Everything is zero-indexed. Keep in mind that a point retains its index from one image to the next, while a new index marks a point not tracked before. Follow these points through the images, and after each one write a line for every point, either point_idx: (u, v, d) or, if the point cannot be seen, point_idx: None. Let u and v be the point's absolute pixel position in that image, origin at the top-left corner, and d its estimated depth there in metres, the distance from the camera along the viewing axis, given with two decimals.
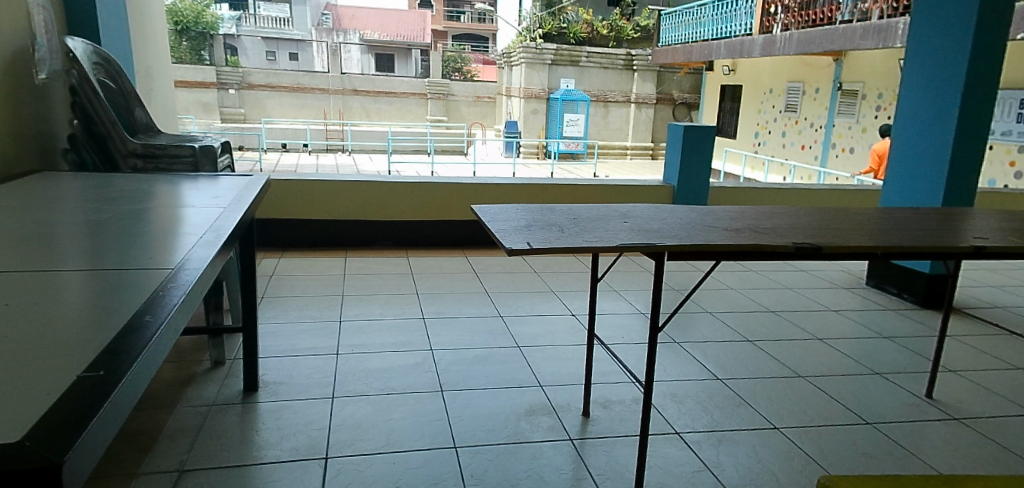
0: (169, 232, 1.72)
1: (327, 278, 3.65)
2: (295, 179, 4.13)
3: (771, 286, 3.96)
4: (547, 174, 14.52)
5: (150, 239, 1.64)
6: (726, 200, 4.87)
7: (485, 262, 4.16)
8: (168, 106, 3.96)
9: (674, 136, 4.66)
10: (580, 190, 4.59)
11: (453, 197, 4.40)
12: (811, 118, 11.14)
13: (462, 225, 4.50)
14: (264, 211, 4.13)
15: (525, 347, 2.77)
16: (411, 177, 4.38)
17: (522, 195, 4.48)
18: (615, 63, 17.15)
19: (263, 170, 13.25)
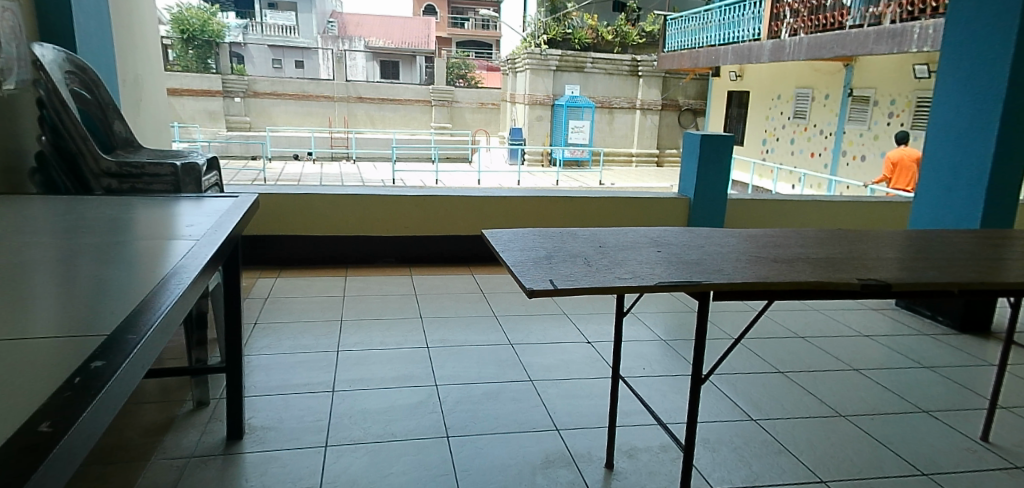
0: (132, 270, 1.48)
1: (325, 300, 3.42)
2: (291, 193, 3.90)
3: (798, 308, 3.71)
4: (553, 182, 14.33)
5: (109, 279, 1.41)
6: (745, 213, 4.63)
7: (492, 280, 3.93)
8: (161, 118, 3.75)
9: (691, 145, 4.42)
10: (596, 203, 4.35)
11: (458, 211, 4.16)
12: (820, 125, 10.86)
13: (468, 240, 4.27)
14: (258, 227, 3.90)
15: (538, 380, 2.54)
16: (414, 190, 4.14)
17: (531, 208, 4.25)
18: (621, 68, 16.93)
19: (266, 179, 13.09)
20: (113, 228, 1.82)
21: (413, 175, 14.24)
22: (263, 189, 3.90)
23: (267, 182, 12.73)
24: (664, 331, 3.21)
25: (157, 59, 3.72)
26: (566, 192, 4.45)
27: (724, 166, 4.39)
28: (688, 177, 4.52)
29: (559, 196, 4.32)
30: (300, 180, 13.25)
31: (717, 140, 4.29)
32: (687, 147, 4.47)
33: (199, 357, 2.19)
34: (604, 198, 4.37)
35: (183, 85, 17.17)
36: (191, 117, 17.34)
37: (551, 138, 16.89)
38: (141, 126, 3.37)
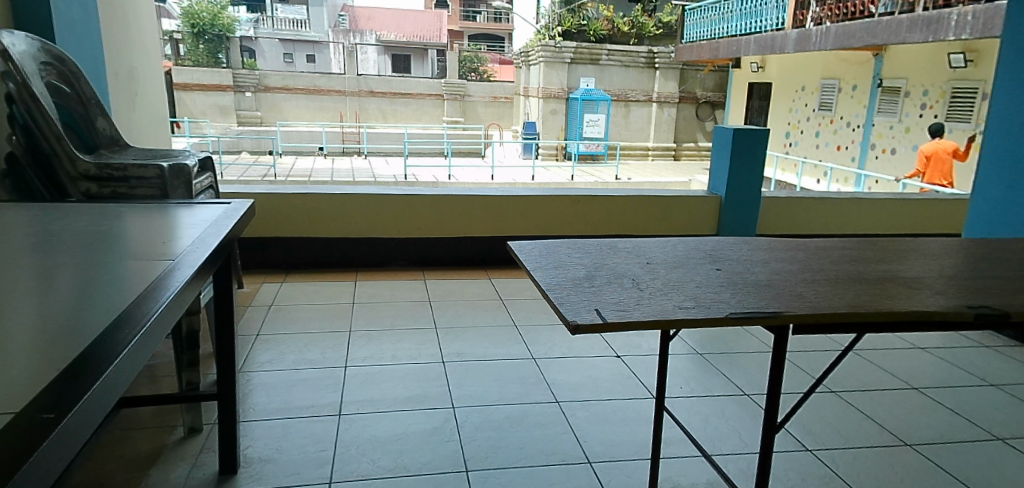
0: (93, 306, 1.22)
1: (332, 308, 3.19)
2: (295, 193, 3.67)
3: None
4: (568, 177, 14.06)
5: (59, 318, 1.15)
6: (780, 212, 4.34)
7: (510, 285, 3.69)
8: (160, 116, 3.55)
9: (721, 139, 4.16)
10: (629, 201, 4.11)
11: (474, 210, 3.91)
12: (847, 117, 10.52)
13: (485, 241, 4.02)
14: (261, 230, 3.68)
15: (566, 402, 2.29)
16: (427, 190, 3.90)
17: (551, 207, 4.01)
18: (637, 60, 16.58)
19: (277, 175, 12.94)
20: (84, 241, 1.59)
21: (425, 170, 14.06)
22: (266, 190, 3.67)
23: (277, 178, 12.62)
24: (699, 342, 2.95)
25: (156, 56, 3.53)
26: (588, 191, 4.20)
27: (758, 162, 4.10)
28: (718, 173, 4.25)
29: (581, 195, 4.07)
30: (311, 176, 13.12)
31: (750, 134, 4.01)
32: (717, 141, 4.21)
33: (190, 379, 1.97)
34: (629, 196, 4.11)
35: (194, 80, 17.15)
36: (202, 111, 17.42)
37: (565, 132, 16.59)
38: (138, 126, 3.18)
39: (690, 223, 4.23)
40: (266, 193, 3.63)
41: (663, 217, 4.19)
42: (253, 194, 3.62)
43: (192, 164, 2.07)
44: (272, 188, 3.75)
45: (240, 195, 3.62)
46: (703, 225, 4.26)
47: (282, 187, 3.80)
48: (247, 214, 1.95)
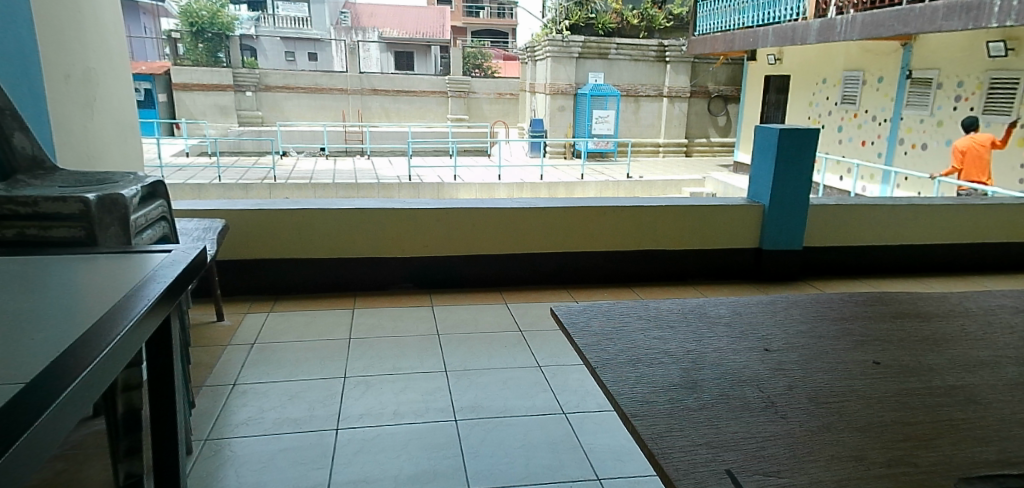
0: None
1: (324, 345, 2.73)
2: (284, 208, 3.26)
3: None
4: (577, 176, 13.62)
5: None
6: (829, 223, 3.86)
7: (529, 312, 3.23)
8: (127, 121, 3.11)
9: (765, 140, 3.71)
10: (658, 214, 3.65)
11: (486, 224, 3.49)
12: (873, 110, 10.05)
13: (499, 260, 3.57)
14: (247, 250, 3.26)
15: (608, 480, 1.84)
16: (434, 202, 3.49)
17: (571, 220, 3.57)
18: (647, 54, 16.06)
19: (276, 178, 12.50)
20: None
21: (430, 171, 13.63)
22: (250, 205, 3.26)
23: (277, 181, 12.20)
24: None
25: (123, 57, 3.09)
26: (611, 200, 3.76)
27: (807, 164, 3.66)
28: (760, 179, 3.81)
29: (604, 204, 3.62)
30: (313, 178, 12.67)
31: (798, 132, 3.58)
32: (758, 143, 3.79)
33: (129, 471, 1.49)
34: (657, 204, 3.65)
35: (194, 80, 16.85)
36: (202, 112, 17.13)
37: (573, 129, 16.09)
38: (97, 136, 2.74)
39: (727, 235, 3.77)
40: (250, 209, 3.21)
41: (696, 228, 3.72)
42: (236, 210, 3.20)
43: (131, 193, 1.58)
44: (259, 202, 3.34)
45: (220, 211, 3.19)
46: (743, 237, 3.79)
47: (272, 201, 3.39)
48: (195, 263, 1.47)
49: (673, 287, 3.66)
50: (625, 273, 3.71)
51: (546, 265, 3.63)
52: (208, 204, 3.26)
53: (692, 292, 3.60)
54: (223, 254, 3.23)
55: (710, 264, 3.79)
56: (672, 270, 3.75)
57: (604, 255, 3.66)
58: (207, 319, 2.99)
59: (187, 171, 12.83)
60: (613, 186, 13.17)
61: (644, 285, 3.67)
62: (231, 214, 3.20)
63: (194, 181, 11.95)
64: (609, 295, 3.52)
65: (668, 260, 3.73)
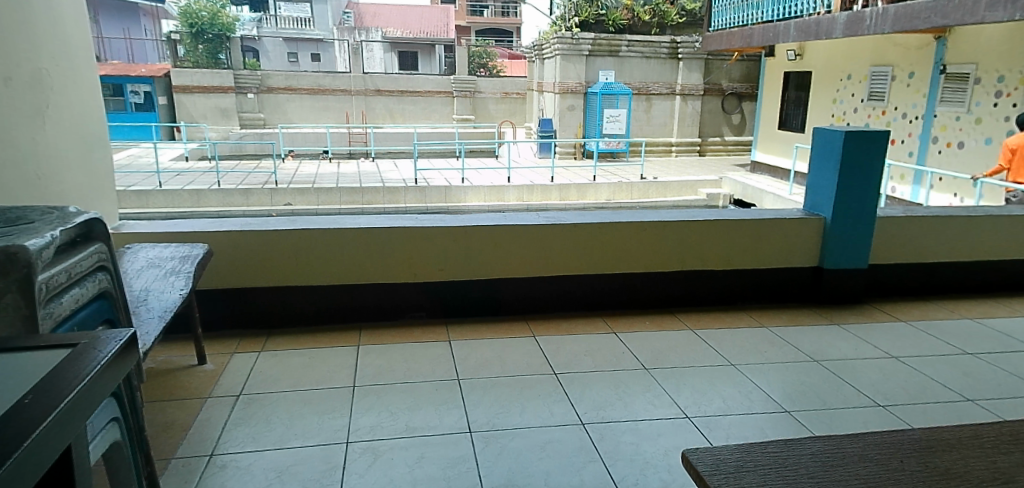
0: None
1: (324, 397, 2.29)
2: (277, 229, 2.83)
3: (987, 370, 2.61)
4: (589, 178, 13.17)
5: None
6: (895, 240, 3.41)
7: (561, 347, 2.78)
8: (93, 133, 2.70)
9: (828, 143, 3.29)
10: (704, 228, 3.20)
11: (510, 244, 3.06)
12: (902, 107, 9.64)
13: (525, 285, 3.13)
14: (235, 278, 2.82)
15: None
16: (452, 219, 3.07)
17: (606, 238, 3.13)
18: (659, 51, 15.61)
19: (278, 182, 12.10)
20: None
21: (437, 173, 13.22)
22: (238, 226, 2.83)
23: (278, 185, 11.80)
24: None
25: (90, 60, 2.70)
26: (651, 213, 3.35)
27: (876, 171, 3.23)
28: (821, 188, 3.37)
29: (647, 217, 3.19)
30: (315, 182, 12.23)
31: (866, 134, 3.17)
32: (817, 148, 3.38)
33: None
34: (705, 218, 3.21)
35: (195, 82, 16.47)
36: (203, 114, 16.80)
37: (583, 129, 15.64)
38: (48, 154, 2.33)
39: (783, 252, 3.33)
40: (239, 231, 2.78)
41: (748, 244, 3.28)
42: (223, 231, 2.77)
43: (39, 243, 1.11)
44: (251, 222, 2.92)
45: (204, 233, 2.75)
46: (801, 254, 3.35)
47: (270, 220, 2.99)
48: (121, 354, 0.95)
49: (724, 314, 3.20)
50: (666, 297, 3.27)
51: (578, 289, 3.18)
52: (196, 223, 2.85)
53: (747, 320, 3.15)
54: (208, 283, 2.80)
55: (764, 286, 3.35)
56: (720, 292, 3.31)
57: (643, 277, 3.22)
58: (189, 361, 2.56)
59: (185, 176, 12.44)
60: (626, 187, 12.74)
61: (690, 311, 3.23)
62: (216, 237, 2.76)
63: (192, 186, 11.57)
64: (651, 324, 3.07)
65: (716, 281, 3.29)
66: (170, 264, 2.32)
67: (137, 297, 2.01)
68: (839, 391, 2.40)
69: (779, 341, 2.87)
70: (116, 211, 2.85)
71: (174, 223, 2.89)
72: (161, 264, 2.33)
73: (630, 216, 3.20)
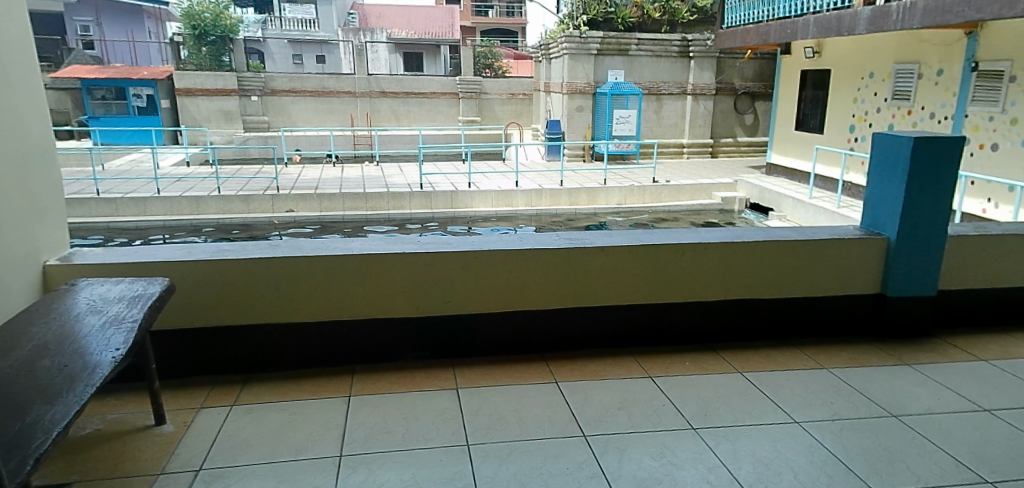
0: None
1: (307, 472, 1.89)
2: (255, 256, 2.42)
3: None
4: (599, 181, 12.77)
5: None
6: (965, 265, 2.97)
7: (590, 398, 2.37)
8: (32, 147, 2.25)
9: (891, 151, 2.86)
10: (750, 251, 2.78)
11: (527, 272, 2.64)
12: (930, 107, 9.19)
13: (544, 317, 2.71)
14: (207, 315, 2.42)
15: None
16: (460, 243, 2.66)
17: (638, 264, 2.71)
18: (669, 50, 15.13)
19: (279, 188, 11.75)
20: None
21: (443, 178, 12.80)
22: (210, 254, 2.42)
23: (280, 191, 11.40)
24: None
25: (33, 61, 2.29)
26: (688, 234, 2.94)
27: (946, 185, 2.79)
28: (882, 204, 2.94)
29: (682, 238, 2.79)
30: (317, 187, 11.83)
31: (941, 141, 2.73)
32: (876, 157, 2.95)
33: None
34: (753, 239, 2.79)
35: (198, 85, 16.13)
36: (207, 118, 16.44)
37: (592, 130, 15.19)
38: None
39: (840, 279, 2.91)
40: (209, 261, 2.37)
41: (800, 269, 2.86)
42: (190, 261, 2.36)
43: None
44: (226, 248, 2.52)
45: (169, 264, 2.34)
46: (859, 281, 2.94)
47: (248, 245, 2.59)
48: None
49: (776, 354, 2.78)
50: (707, 331, 2.85)
51: (604, 324, 2.77)
52: (161, 251, 2.44)
53: (801, 360, 2.73)
54: (174, 321, 2.40)
55: (818, 317, 2.93)
56: (768, 324, 2.89)
57: (679, 309, 2.80)
58: (147, 418, 2.16)
59: (185, 182, 12.07)
60: (638, 191, 12.32)
61: (735, 349, 2.81)
62: (182, 269, 2.35)
63: (191, 192, 11.20)
64: (691, 366, 2.65)
65: (764, 311, 2.87)
66: (115, 308, 1.90)
67: (59, 362, 1.60)
68: (930, 464, 2.00)
69: (845, 390, 2.46)
70: (69, 236, 2.43)
71: (137, 249, 2.49)
72: (105, 308, 1.92)
73: (665, 238, 2.77)
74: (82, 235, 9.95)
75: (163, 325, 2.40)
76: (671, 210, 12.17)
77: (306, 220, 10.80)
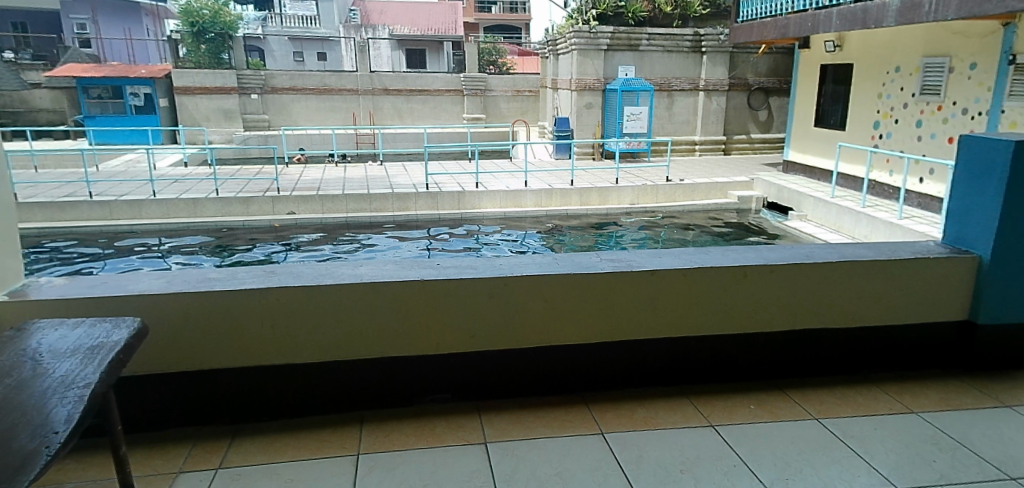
0: None
1: None
2: (247, 287, 2.05)
3: None
4: (610, 180, 12.37)
5: None
6: None
7: (644, 455, 1.98)
8: None
9: (979, 156, 2.46)
10: (822, 275, 2.39)
11: (565, 301, 2.26)
12: (962, 102, 8.85)
13: (583, 353, 2.33)
14: (189, 357, 2.04)
15: None
16: (487, 268, 2.28)
17: (693, 291, 2.32)
18: (681, 45, 14.70)
19: (280, 189, 11.38)
20: None
21: (449, 178, 12.41)
22: (193, 284, 2.05)
23: (281, 192, 11.03)
24: None
25: None
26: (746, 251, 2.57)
27: None
28: (969, 216, 2.53)
29: (742, 258, 2.42)
30: (320, 188, 11.46)
31: None
32: (961, 162, 2.55)
33: None
34: (826, 260, 2.39)
35: (197, 83, 15.81)
36: (206, 116, 16.15)
37: (601, 128, 14.77)
38: None
39: (922, 305, 2.51)
40: (190, 293, 1.99)
41: (878, 293, 2.46)
42: (168, 293, 1.99)
43: None
44: (213, 276, 2.15)
45: (142, 297, 1.96)
46: (945, 305, 2.53)
47: (244, 269, 2.23)
48: None
49: (852, 392, 2.39)
50: (770, 366, 2.46)
51: (653, 358, 2.38)
52: (136, 281, 2.07)
53: (884, 401, 2.33)
54: (150, 365, 2.03)
55: (896, 348, 2.53)
56: (839, 357, 2.50)
57: (739, 341, 2.41)
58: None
59: (182, 183, 11.72)
60: (651, 190, 11.92)
61: (802, 387, 2.42)
62: (158, 303, 1.97)
63: (189, 194, 10.84)
64: (758, 409, 2.26)
65: (836, 343, 2.48)
66: (63, 365, 1.48)
67: None
68: None
69: (947, 444, 2.06)
70: (23, 264, 2.05)
71: (109, 278, 2.12)
72: (51, 366, 1.50)
73: (722, 259, 2.39)
74: (77, 239, 9.62)
75: (136, 370, 2.03)
76: (686, 210, 11.76)
77: (308, 223, 10.43)
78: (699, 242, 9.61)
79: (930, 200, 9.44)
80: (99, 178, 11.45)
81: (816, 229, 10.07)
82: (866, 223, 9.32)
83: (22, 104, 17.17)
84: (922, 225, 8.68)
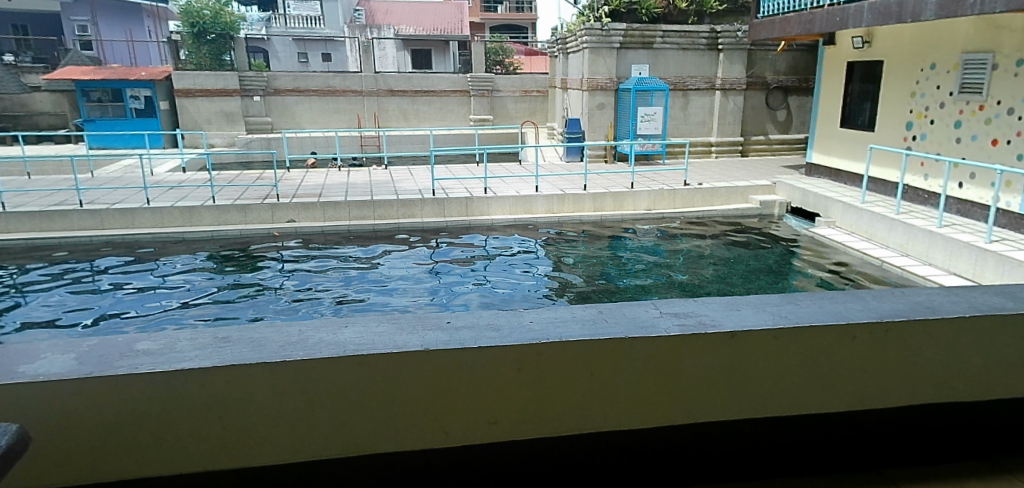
0: None
1: None
2: (189, 364, 1.51)
3: None
4: (625, 185, 11.80)
5: None
6: None
7: None
8: None
9: None
10: (956, 334, 1.79)
11: (613, 378, 1.68)
12: (1007, 101, 8.26)
13: (633, 446, 1.75)
14: (120, 463, 1.53)
15: None
16: (512, 329, 1.69)
17: (794, 355, 1.73)
18: (697, 42, 14.08)
19: (280, 196, 10.88)
20: None
21: (456, 183, 11.88)
22: (102, 362, 1.50)
23: (280, 199, 10.50)
24: None
25: None
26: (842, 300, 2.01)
27: None
28: None
29: (850, 309, 1.85)
30: (322, 194, 10.95)
31: None
32: None
33: None
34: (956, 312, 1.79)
35: (198, 85, 15.37)
36: (207, 120, 15.71)
37: (614, 129, 14.16)
38: None
39: None
40: (105, 375, 1.46)
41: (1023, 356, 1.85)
42: (73, 375, 1.45)
43: None
44: (143, 347, 1.60)
45: (36, 384, 1.43)
46: None
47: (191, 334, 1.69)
48: None
49: None
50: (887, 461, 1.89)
51: (737, 451, 1.81)
52: (33, 357, 1.53)
53: None
54: (52, 473, 1.51)
55: None
56: (978, 445, 1.92)
57: (845, 424, 1.82)
58: None
59: (178, 190, 11.23)
60: (668, 195, 11.33)
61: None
62: (58, 391, 1.45)
63: (184, 202, 10.34)
64: None
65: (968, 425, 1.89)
66: None
67: None
68: None
69: None
70: None
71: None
72: None
73: (816, 312, 1.79)
74: (66, 250, 9.12)
75: (46, 480, 1.51)
76: (705, 215, 11.15)
77: (309, 231, 9.92)
78: (723, 251, 9.03)
79: (970, 206, 8.84)
80: (92, 186, 10.95)
81: (846, 238, 9.46)
82: (902, 232, 8.67)
83: (23, 108, 16.81)
84: (964, 233, 8.06)
